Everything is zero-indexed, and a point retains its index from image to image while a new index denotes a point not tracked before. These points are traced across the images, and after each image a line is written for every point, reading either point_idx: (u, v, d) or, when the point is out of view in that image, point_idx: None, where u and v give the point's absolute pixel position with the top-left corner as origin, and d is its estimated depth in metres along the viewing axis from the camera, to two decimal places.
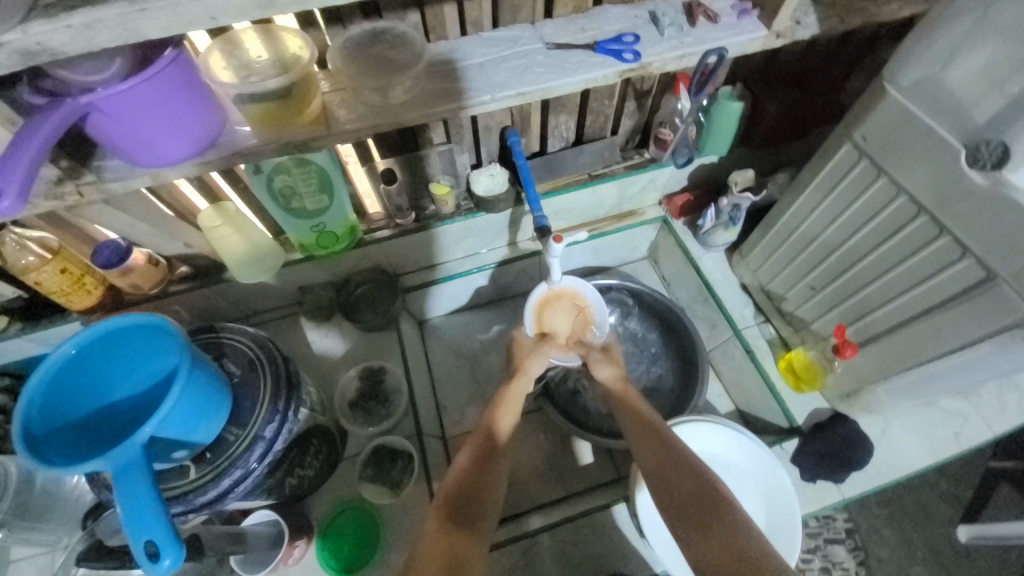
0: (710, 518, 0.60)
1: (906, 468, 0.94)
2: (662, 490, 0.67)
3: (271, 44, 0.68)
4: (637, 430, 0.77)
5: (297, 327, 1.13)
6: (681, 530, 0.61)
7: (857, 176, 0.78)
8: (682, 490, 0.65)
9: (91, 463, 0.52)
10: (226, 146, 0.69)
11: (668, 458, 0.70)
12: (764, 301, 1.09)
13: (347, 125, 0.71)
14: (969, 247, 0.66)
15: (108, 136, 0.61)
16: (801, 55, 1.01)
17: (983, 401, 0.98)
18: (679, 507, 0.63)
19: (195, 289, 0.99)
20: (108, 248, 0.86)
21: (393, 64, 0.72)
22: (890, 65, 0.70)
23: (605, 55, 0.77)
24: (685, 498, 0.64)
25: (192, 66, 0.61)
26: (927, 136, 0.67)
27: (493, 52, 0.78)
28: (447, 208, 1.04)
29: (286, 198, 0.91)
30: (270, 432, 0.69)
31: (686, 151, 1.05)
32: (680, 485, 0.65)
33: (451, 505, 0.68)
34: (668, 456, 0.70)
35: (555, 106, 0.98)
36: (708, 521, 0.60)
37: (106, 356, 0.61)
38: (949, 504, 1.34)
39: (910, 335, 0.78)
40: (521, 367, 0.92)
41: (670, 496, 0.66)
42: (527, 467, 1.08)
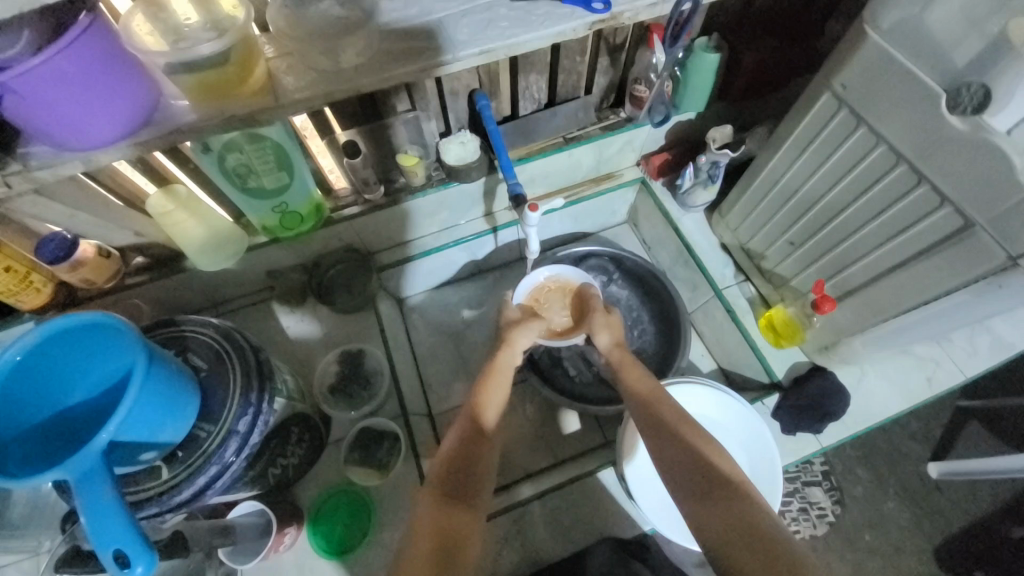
0: (718, 497, 0.60)
1: (882, 414, 0.97)
2: (666, 470, 0.65)
3: (202, 6, 0.62)
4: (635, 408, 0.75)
5: (269, 314, 1.09)
6: (688, 509, 0.61)
7: (836, 127, 0.76)
8: (686, 470, 0.64)
9: (48, 475, 0.49)
10: (164, 124, 0.63)
11: (663, 434, 0.69)
12: (744, 260, 1.09)
13: (297, 94, 0.65)
14: (948, 196, 0.65)
15: (26, 118, 0.55)
16: (778, 0, 0.97)
17: (954, 346, 1.01)
18: (683, 486, 0.63)
19: (154, 281, 0.93)
20: (52, 241, 0.81)
21: (343, 23, 0.65)
22: (870, 6, 0.67)
23: (572, 5, 0.72)
24: (689, 477, 0.63)
25: (113, 34, 0.54)
26: (908, 81, 0.65)
27: (453, 6, 0.72)
28: (417, 180, 0.99)
29: (242, 178, 0.85)
30: (244, 425, 0.67)
31: (662, 108, 1.02)
32: (680, 462, 0.65)
33: (446, 481, 0.67)
34: (668, 435, 0.68)
35: (524, 65, 0.92)
36: (716, 500, 0.59)
37: (55, 359, 0.57)
38: (919, 443, 1.41)
39: (888, 288, 0.78)
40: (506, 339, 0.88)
41: (676, 476, 0.64)
42: (515, 438, 1.09)
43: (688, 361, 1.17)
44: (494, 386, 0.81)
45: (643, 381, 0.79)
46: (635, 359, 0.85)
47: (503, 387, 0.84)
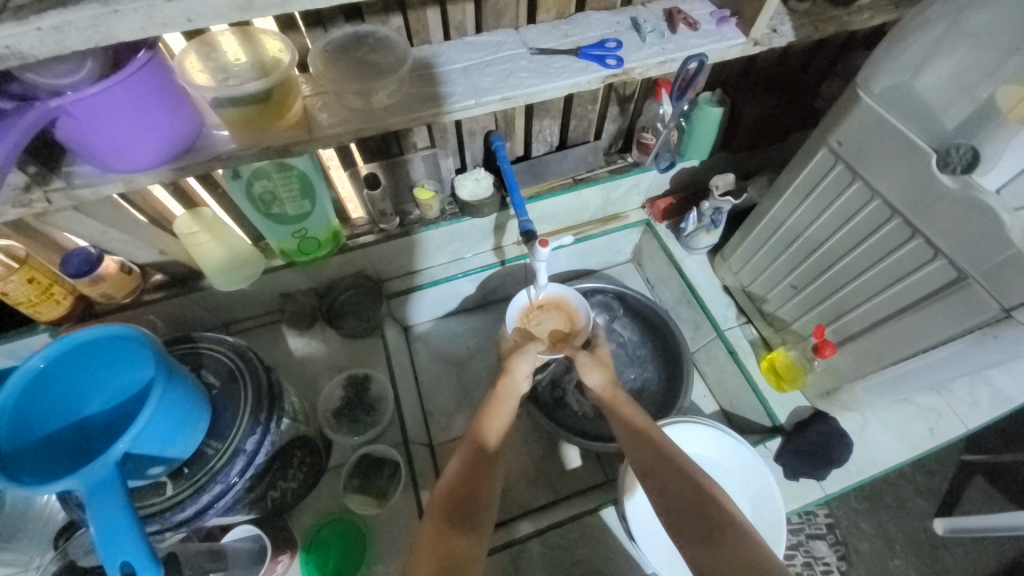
0: (716, 530, 0.59)
1: (885, 463, 0.96)
2: (664, 502, 0.65)
3: (249, 47, 0.67)
4: (632, 439, 0.76)
5: (278, 336, 1.11)
6: (686, 541, 0.60)
7: (833, 180, 0.81)
8: (684, 501, 0.64)
9: (60, 483, 0.50)
10: (203, 151, 0.67)
11: (666, 464, 0.69)
12: (745, 303, 1.11)
13: (329, 129, 0.70)
14: (941, 249, 0.68)
15: (78, 140, 0.59)
16: (777, 62, 1.04)
17: (955, 396, 1.02)
18: (681, 517, 0.63)
19: (171, 298, 0.96)
20: (78, 256, 0.84)
21: (376, 68, 0.71)
22: (862, 73, 0.73)
23: (588, 60, 0.78)
24: (687, 509, 0.63)
25: (167, 69, 0.59)
26: (900, 141, 0.69)
27: (477, 56, 0.78)
28: (431, 213, 1.04)
29: (266, 204, 0.89)
30: (251, 444, 0.67)
31: (668, 155, 1.08)
32: (679, 493, 0.65)
33: (449, 507, 0.67)
34: (666, 468, 0.69)
35: (539, 111, 0.98)
36: (715, 533, 0.59)
37: (78, 368, 0.59)
38: (924, 497, 1.38)
39: (887, 335, 0.80)
40: (507, 366, 0.90)
41: (674, 508, 0.64)
42: (514, 472, 1.08)
43: (690, 402, 1.17)
44: (496, 417, 0.82)
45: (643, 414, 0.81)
46: (626, 397, 0.85)
47: (506, 414, 0.85)
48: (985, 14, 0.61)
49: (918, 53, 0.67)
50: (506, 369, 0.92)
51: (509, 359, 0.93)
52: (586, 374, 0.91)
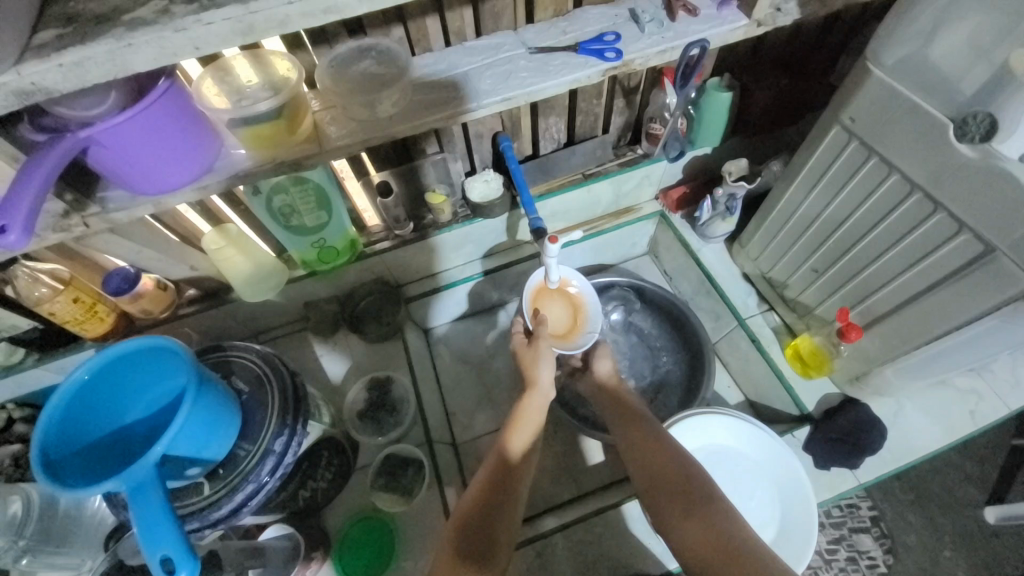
0: (696, 506, 0.64)
1: (923, 450, 0.92)
2: (650, 489, 0.70)
3: (260, 69, 0.71)
4: (624, 431, 0.81)
5: (305, 343, 1.15)
6: (668, 521, 0.65)
7: (849, 158, 0.78)
8: (668, 475, 0.69)
9: (105, 485, 0.54)
10: (223, 170, 0.71)
11: (661, 451, 0.73)
12: (767, 290, 1.09)
13: (338, 141, 0.73)
14: (966, 222, 0.65)
15: (109, 167, 0.63)
16: (787, 40, 1.01)
17: (998, 376, 0.97)
18: (669, 493, 0.67)
19: (203, 310, 1.01)
20: (118, 275, 0.90)
21: (380, 80, 0.74)
22: (872, 45, 0.70)
23: (587, 55, 0.78)
24: (669, 491, 0.68)
25: (186, 95, 0.63)
26: (916, 112, 0.67)
27: (477, 60, 0.79)
28: (444, 216, 1.06)
29: (286, 216, 0.93)
30: (280, 445, 0.70)
31: (677, 144, 1.07)
32: (668, 475, 0.69)
33: (467, 528, 0.67)
34: (654, 455, 0.73)
35: (544, 109, 0.99)
36: (694, 511, 0.64)
37: (119, 378, 0.63)
38: (976, 486, 1.31)
39: (915, 315, 0.77)
40: (530, 382, 0.87)
41: (660, 494, 0.68)
42: (538, 469, 1.09)
43: (714, 392, 1.15)
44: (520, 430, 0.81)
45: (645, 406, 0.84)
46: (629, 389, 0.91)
47: (531, 430, 0.84)
48: None
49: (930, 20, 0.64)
50: (528, 381, 0.89)
51: (530, 371, 0.89)
52: (600, 362, 0.96)
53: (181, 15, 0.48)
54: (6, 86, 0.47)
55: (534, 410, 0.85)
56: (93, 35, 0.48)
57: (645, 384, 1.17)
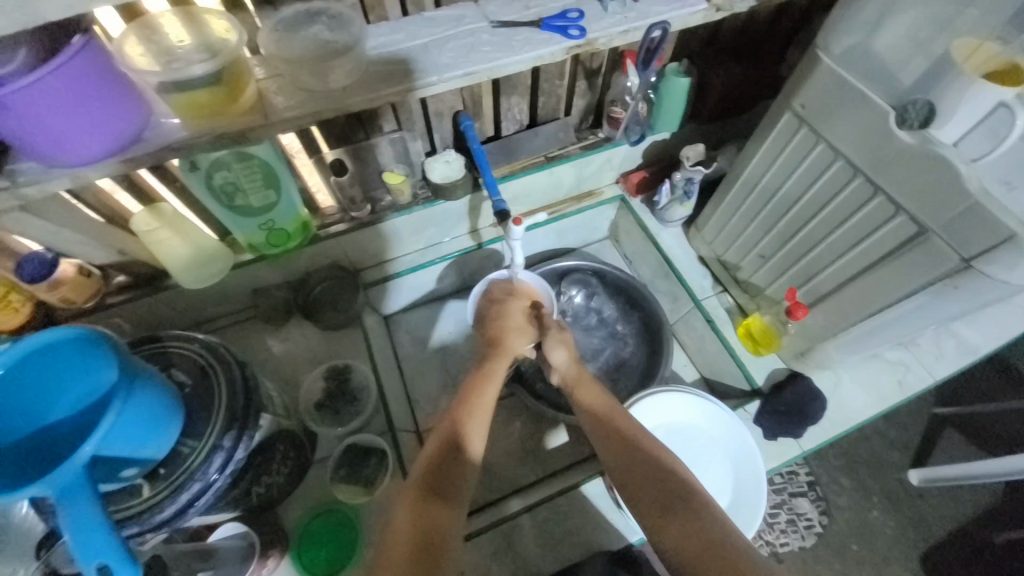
0: (681, 508, 0.61)
1: (858, 417, 1.00)
2: (630, 490, 0.66)
3: (194, 28, 0.64)
4: (592, 426, 0.76)
5: (254, 332, 1.08)
6: (653, 526, 0.62)
7: (799, 143, 0.81)
8: (649, 480, 0.66)
9: (26, 491, 0.48)
10: (154, 141, 0.64)
11: (636, 454, 0.69)
12: (720, 271, 1.13)
13: (286, 112, 0.67)
14: (902, 205, 0.70)
15: (17, 135, 0.55)
16: (741, 29, 1.04)
17: (921, 349, 1.06)
18: (650, 502, 0.64)
19: (136, 299, 0.92)
20: (33, 261, 0.80)
21: (333, 47, 0.68)
22: (822, 34, 0.73)
23: (550, 31, 0.76)
24: (651, 490, 0.65)
25: (106, 54, 0.56)
26: (861, 99, 0.70)
27: (438, 32, 0.76)
28: (403, 198, 1.01)
29: (228, 195, 0.86)
30: (229, 441, 0.66)
31: (638, 128, 1.07)
32: (649, 484, 0.65)
33: (425, 481, 0.68)
34: (635, 455, 0.69)
35: (506, 88, 0.97)
36: (677, 512, 0.61)
37: (39, 374, 0.56)
38: (898, 450, 1.44)
39: (855, 293, 0.82)
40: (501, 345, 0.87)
41: (640, 497, 0.65)
42: (503, 453, 1.09)
43: (671, 371, 1.19)
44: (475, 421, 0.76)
45: (605, 398, 0.81)
46: (590, 378, 0.86)
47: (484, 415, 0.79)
48: None
49: (874, 12, 0.68)
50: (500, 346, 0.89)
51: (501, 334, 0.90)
52: (552, 353, 0.88)
53: None
54: None
55: (491, 383, 0.82)
56: None
57: (607, 366, 1.19)
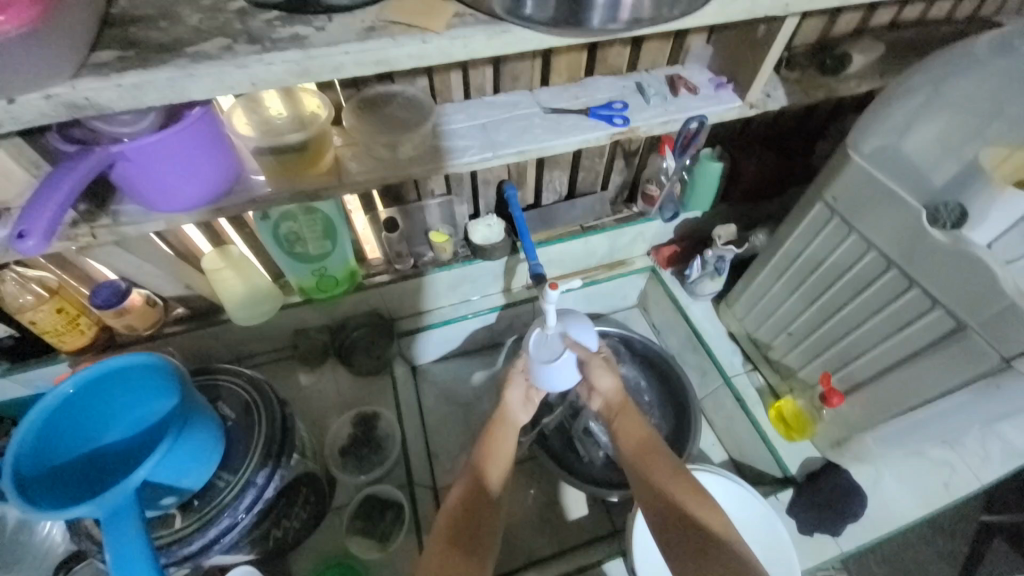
0: (711, 563, 0.63)
1: (901, 519, 0.94)
2: (665, 536, 0.69)
3: (290, 103, 0.74)
4: (632, 462, 0.79)
5: (289, 371, 1.13)
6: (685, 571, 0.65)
7: (830, 232, 0.84)
8: (680, 529, 0.68)
9: (77, 510, 0.50)
10: (240, 194, 0.71)
11: (664, 501, 0.72)
12: (752, 349, 1.12)
13: (358, 176, 0.75)
14: (938, 300, 0.71)
15: (130, 183, 0.64)
16: (771, 122, 1.12)
17: (968, 450, 1.00)
18: (682, 550, 0.66)
19: (190, 331, 0.99)
20: (108, 288, 0.88)
21: (404, 123, 0.77)
22: (851, 135, 0.77)
23: (597, 119, 0.84)
24: (683, 541, 0.67)
25: (216, 121, 0.65)
26: (892, 197, 0.73)
27: (494, 114, 0.85)
28: (445, 255, 1.08)
29: (290, 243, 0.94)
30: (261, 478, 0.67)
31: (672, 206, 1.14)
32: (677, 532, 0.68)
33: (454, 529, 0.70)
34: (663, 499, 0.72)
35: (549, 163, 1.05)
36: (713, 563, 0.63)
37: (106, 396, 0.62)
38: (947, 561, 1.32)
39: (894, 384, 0.81)
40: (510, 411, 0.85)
41: (671, 536, 0.68)
42: (518, 519, 1.06)
43: (699, 450, 1.15)
44: (497, 458, 0.79)
45: (642, 427, 0.83)
46: (634, 407, 0.86)
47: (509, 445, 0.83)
48: (965, 81, 0.69)
49: (902, 118, 0.73)
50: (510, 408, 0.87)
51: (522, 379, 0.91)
52: (597, 378, 0.86)
53: (244, 54, 0.48)
54: (58, 97, 0.46)
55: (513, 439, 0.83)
56: (153, 60, 0.48)
57: None
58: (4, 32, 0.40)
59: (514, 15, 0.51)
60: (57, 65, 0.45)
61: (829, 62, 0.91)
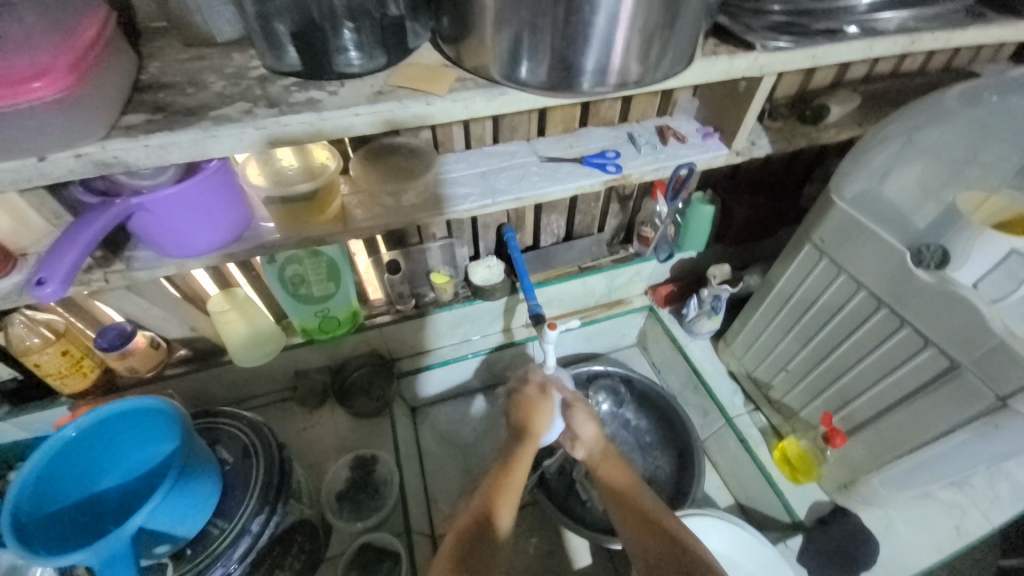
0: None
1: (915, 567, 0.91)
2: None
3: (301, 155, 0.78)
4: (623, 510, 0.77)
5: (288, 413, 1.12)
6: None
7: (821, 273, 0.86)
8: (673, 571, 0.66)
9: (72, 557, 0.49)
10: (250, 240, 0.74)
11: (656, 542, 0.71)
12: (753, 389, 1.12)
13: (363, 223, 0.78)
14: (931, 339, 0.72)
15: (146, 231, 0.66)
16: (759, 167, 1.17)
17: (977, 490, 0.98)
18: None
19: (192, 373, 0.99)
20: (114, 331, 0.90)
21: (407, 172, 0.82)
22: (834, 180, 0.81)
23: (591, 167, 0.88)
24: None
25: (231, 173, 0.69)
26: (877, 239, 0.76)
27: (493, 163, 0.90)
28: (445, 295, 1.10)
29: (295, 285, 0.96)
30: (256, 525, 0.66)
31: (667, 247, 1.17)
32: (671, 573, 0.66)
33: (458, 553, 0.70)
34: (655, 541, 0.71)
35: (547, 208, 1.09)
36: None
37: (108, 439, 0.62)
38: None
39: (895, 423, 0.81)
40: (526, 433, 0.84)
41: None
42: (519, 568, 1.02)
43: (704, 493, 1.12)
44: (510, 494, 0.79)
45: (628, 475, 0.82)
46: (617, 455, 0.86)
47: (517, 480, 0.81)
48: (936, 132, 0.74)
49: (881, 165, 0.77)
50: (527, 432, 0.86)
51: (525, 416, 0.87)
52: (581, 427, 0.87)
53: (263, 116, 0.52)
54: (88, 156, 0.49)
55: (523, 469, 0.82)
56: (179, 122, 0.52)
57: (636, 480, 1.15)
58: (40, 97, 0.44)
59: (510, 80, 0.56)
60: (89, 128, 0.48)
61: (808, 113, 0.97)
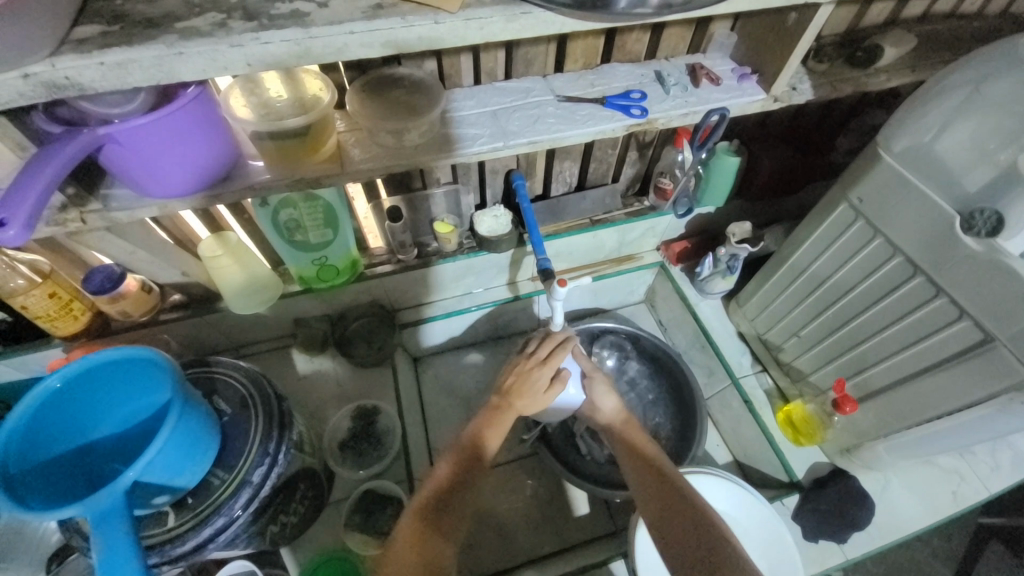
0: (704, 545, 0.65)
1: (908, 528, 0.92)
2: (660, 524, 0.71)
3: (291, 85, 0.70)
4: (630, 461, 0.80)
5: (288, 361, 1.10)
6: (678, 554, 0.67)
7: (854, 236, 0.81)
8: (676, 520, 0.70)
9: (67, 510, 0.48)
10: (237, 180, 0.68)
11: (665, 489, 0.74)
12: (762, 351, 1.10)
13: (361, 164, 0.71)
14: (966, 309, 0.68)
15: (120, 166, 0.60)
16: (792, 115, 1.07)
17: (977, 458, 0.98)
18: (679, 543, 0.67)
19: (186, 318, 0.96)
20: (101, 274, 0.85)
21: (408, 108, 0.73)
22: (883, 132, 0.74)
23: (613, 109, 0.80)
24: (677, 525, 0.69)
25: (211, 102, 0.61)
26: (925, 199, 0.69)
27: (506, 101, 0.81)
28: (450, 246, 1.04)
29: (290, 231, 0.91)
30: (258, 476, 0.65)
31: (685, 201, 1.10)
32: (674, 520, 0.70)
33: (432, 506, 0.71)
34: (662, 487, 0.74)
35: (560, 153, 1.00)
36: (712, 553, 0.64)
37: (93, 390, 0.59)
38: (943, 562, 1.32)
39: (911, 393, 0.79)
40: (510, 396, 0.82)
41: (669, 522, 0.70)
42: (515, 517, 1.04)
43: (704, 451, 1.13)
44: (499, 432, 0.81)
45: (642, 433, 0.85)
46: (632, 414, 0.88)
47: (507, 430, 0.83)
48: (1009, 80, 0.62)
49: (940, 116, 0.68)
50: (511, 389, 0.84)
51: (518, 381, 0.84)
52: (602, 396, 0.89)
53: (238, 32, 0.45)
54: (37, 76, 0.42)
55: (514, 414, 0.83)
56: (140, 37, 0.44)
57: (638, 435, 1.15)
58: None
59: None
60: (34, 42, 0.41)
61: (859, 54, 0.87)
